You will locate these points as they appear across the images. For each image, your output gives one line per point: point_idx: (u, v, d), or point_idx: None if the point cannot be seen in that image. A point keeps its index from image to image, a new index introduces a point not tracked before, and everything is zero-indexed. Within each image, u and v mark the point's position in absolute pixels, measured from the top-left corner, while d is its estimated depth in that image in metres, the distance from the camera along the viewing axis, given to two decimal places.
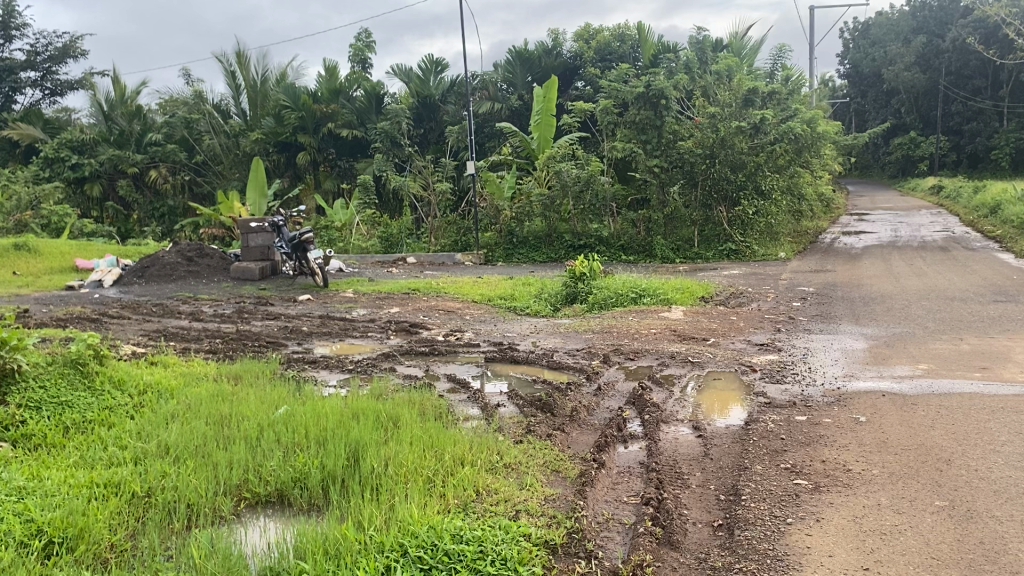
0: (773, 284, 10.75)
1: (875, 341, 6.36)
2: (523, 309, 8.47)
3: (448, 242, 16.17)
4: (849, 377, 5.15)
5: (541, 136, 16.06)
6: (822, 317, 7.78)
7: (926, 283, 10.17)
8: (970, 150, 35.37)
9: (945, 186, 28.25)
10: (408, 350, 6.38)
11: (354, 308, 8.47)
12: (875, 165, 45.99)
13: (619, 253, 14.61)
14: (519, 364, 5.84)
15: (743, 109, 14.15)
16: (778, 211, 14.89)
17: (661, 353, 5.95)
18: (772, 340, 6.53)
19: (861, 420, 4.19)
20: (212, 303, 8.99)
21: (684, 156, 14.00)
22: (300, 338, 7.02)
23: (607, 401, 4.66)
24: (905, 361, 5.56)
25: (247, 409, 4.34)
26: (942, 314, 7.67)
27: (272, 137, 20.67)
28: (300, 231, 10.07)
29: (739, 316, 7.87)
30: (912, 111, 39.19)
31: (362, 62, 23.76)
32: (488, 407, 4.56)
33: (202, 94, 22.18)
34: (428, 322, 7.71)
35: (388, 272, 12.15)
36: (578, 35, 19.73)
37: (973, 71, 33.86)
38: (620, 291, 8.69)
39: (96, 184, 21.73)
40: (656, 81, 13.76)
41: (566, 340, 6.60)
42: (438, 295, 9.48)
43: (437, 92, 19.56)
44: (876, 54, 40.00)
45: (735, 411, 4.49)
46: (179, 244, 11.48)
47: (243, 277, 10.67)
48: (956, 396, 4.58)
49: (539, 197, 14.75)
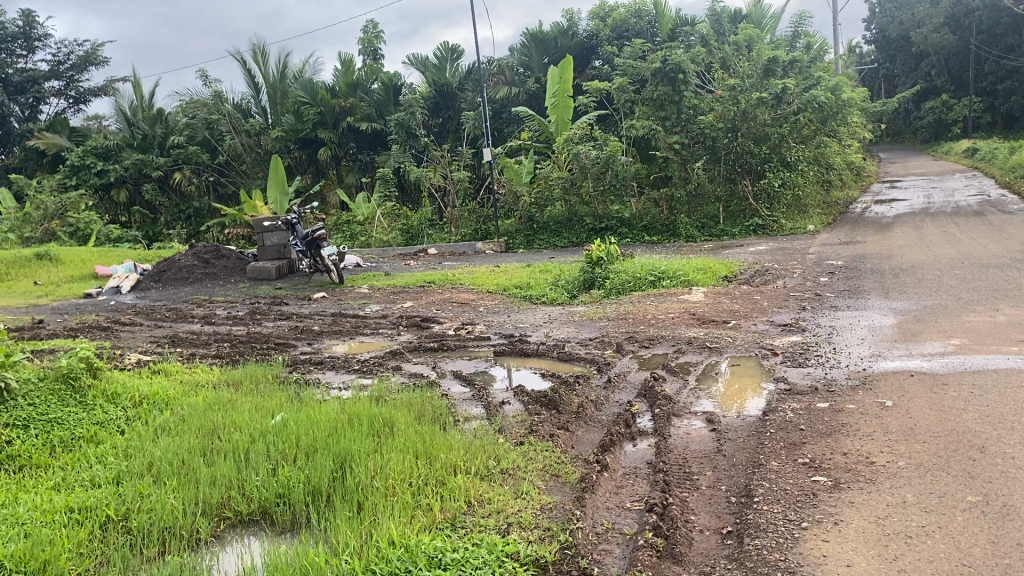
0: (801, 259, 10.41)
1: (904, 316, 6.03)
2: (539, 298, 8.24)
3: (469, 231, 15.99)
4: (876, 357, 4.85)
5: (559, 119, 15.78)
6: (850, 292, 7.47)
7: (961, 250, 9.78)
8: (1005, 110, 34.45)
9: (980, 149, 27.46)
10: (416, 346, 6.18)
11: (367, 305, 8.28)
12: (907, 131, 45.00)
13: (643, 234, 14.29)
14: (529, 357, 5.61)
15: (764, 80, 13.80)
16: (806, 182, 14.43)
17: (677, 340, 5.69)
18: (796, 319, 6.23)
19: (887, 404, 3.91)
20: (226, 305, 8.87)
21: (705, 130, 13.60)
22: (311, 338, 6.85)
23: (617, 395, 4.43)
24: (937, 337, 5.24)
25: (240, 419, 4.16)
26: (977, 283, 7.31)
27: (291, 134, 20.60)
28: (313, 228, 9.88)
29: (763, 295, 7.57)
30: (942, 73, 38.21)
31: (373, 53, 23.63)
32: (492, 407, 4.35)
33: (220, 94, 22.13)
34: (441, 315, 7.51)
35: (406, 265, 11.97)
36: (593, 14, 19.35)
37: (1006, 29, 32.90)
38: (639, 274, 8.43)
39: (122, 189, 21.80)
40: (672, 55, 13.44)
41: (580, 329, 6.36)
42: (454, 287, 9.27)
43: (454, 81, 19.34)
44: (903, 17, 39.01)
45: (753, 401, 4.22)
46: (195, 246, 11.39)
47: (259, 277, 10.53)
48: (993, 374, 4.27)
49: (558, 180, 14.44)
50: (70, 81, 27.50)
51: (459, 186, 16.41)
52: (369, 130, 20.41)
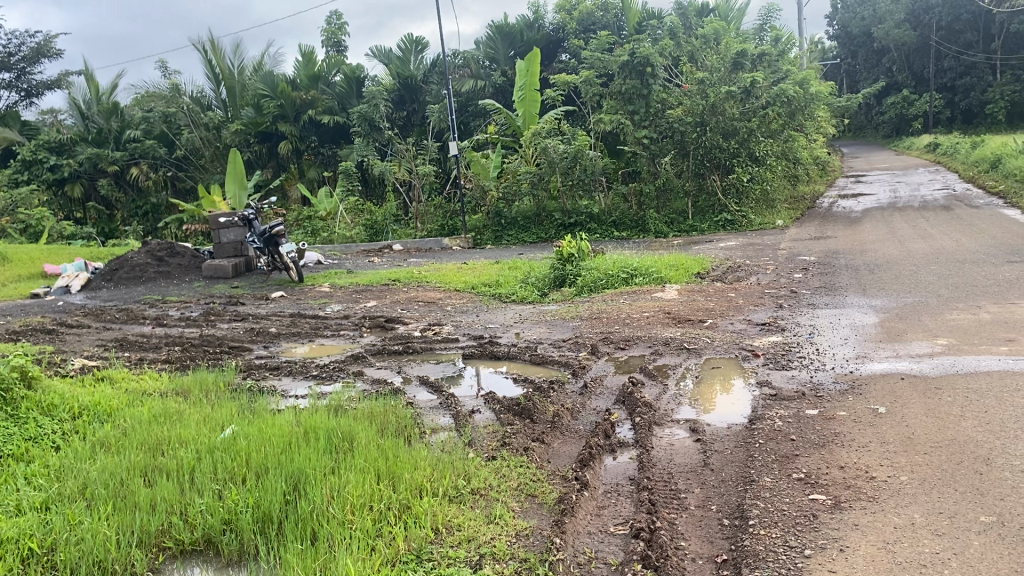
0: (772, 255, 10.24)
1: (886, 315, 5.85)
2: (509, 296, 7.96)
3: (435, 227, 15.68)
4: (863, 359, 4.64)
5: (526, 113, 15.49)
6: (826, 289, 7.28)
7: (933, 245, 9.67)
8: (964, 106, 34.87)
9: (941, 144, 27.67)
10: (380, 349, 5.87)
11: (328, 305, 7.94)
12: (869, 126, 45.41)
13: (611, 229, 14.08)
14: (500, 360, 5.32)
15: (732, 73, 13.63)
16: (774, 177, 14.31)
17: (653, 340, 5.45)
18: (774, 318, 6.02)
19: (881, 411, 3.69)
20: (179, 306, 8.48)
21: (674, 125, 13.43)
22: (267, 341, 6.51)
23: (595, 402, 4.16)
24: (924, 336, 5.04)
25: (186, 433, 3.82)
26: (955, 280, 7.16)
27: (252, 128, 20.11)
28: (270, 224, 9.50)
29: (738, 293, 7.35)
30: (903, 68, 38.55)
31: (336, 45, 23.20)
32: (461, 416, 4.07)
33: (178, 87, 21.53)
34: (406, 315, 7.20)
35: (370, 262, 11.62)
36: (560, 6, 19.13)
37: (965, 25, 33.57)
38: (611, 272, 8.17)
39: (77, 185, 21.12)
40: (640, 48, 13.19)
41: (551, 330, 6.09)
42: (419, 285, 8.95)
43: (419, 74, 19.09)
44: (865, 13, 39.28)
45: (722, 407, 3.98)
46: (149, 243, 10.94)
47: (215, 275, 10.13)
48: (987, 377, 4.08)
49: (526, 175, 14.15)
50: (22, 73, 26.65)
51: (424, 181, 16.04)
52: (332, 124, 20.00)
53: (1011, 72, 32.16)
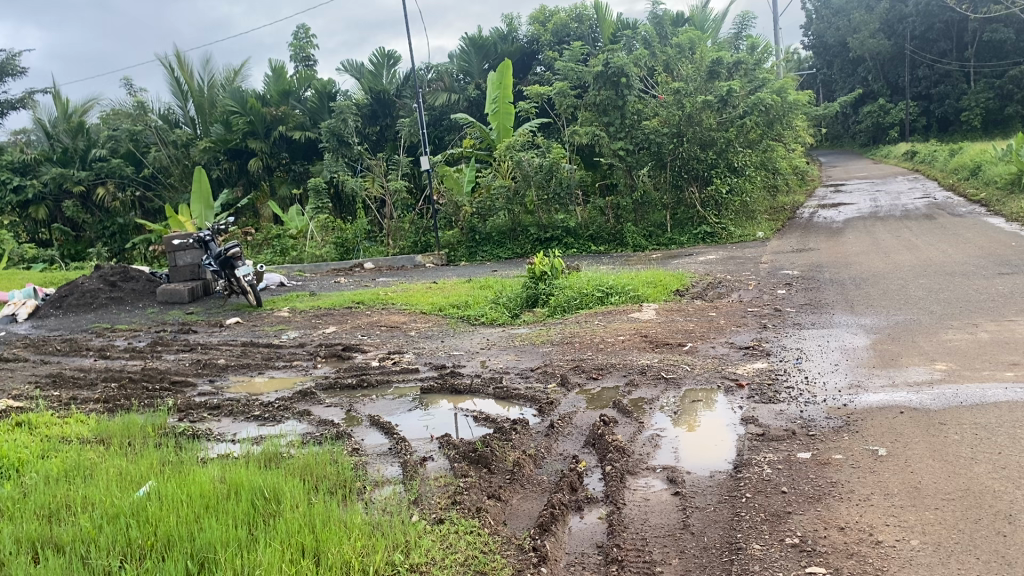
0: (753, 269, 9.87)
1: (877, 335, 5.44)
2: (478, 318, 7.52)
3: (407, 244, 15.16)
4: (857, 389, 4.20)
5: (501, 126, 15.11)
6: (811, 307, 6.90)
7: (919, 257, 9.32)
8: (940, 114, 34.87)
9: (918, 152, 27.57)
10: (332, 383, 5.38)
11: (284, 332, 7.45)
12: (846, 135, 45.48)
13: (589, 245, 13.61)
14: (462, 395, 4.84)
15: (708, 83, 13.37)
16: (754, 188, 14.04)
17: (629, 369, 5.00)
18: (758, 341, 5.61)
19: (882, 454, 3.26)
20: (128, 335, 7.96)
21: (651, 136, 13.01)
22: (214, 375, 6.03)
23: (561, 445, 3.70)
24: (920, 360, 4.63)
25: (93, 495, 3.33)
26: (945, 294, 6.81)
27: (221, 145, 19.56)
28: (227, 246, 9.02)
29: (719, 312, 6.95)
30: (879, 78, 38.62)
31: (305, 60, 22.77)
32: (410, 465, 3.61)
33: (145, 105, 20.97)
34: (366, 342, 6.73)
35: (336, 283, 11.13)
36: (533, 18, 18.82)
37: (939, 34, 33.69)
38: (585, 291, 7.73)
39: (41, 206, 20.48)
40: (615, 58, 12.79)
41: (520, 357, 5.65)
42: (384, 307, 8.49)
43: (391, 88, 18.65)
44: (840, 22, 39.28)
45: (705, 427, 3.85)
46: (102, 268, 10.39)
47: (171, 300, 9.61)
48: (995, 409, 3.67)
49: (501, 189, 13.74)
50: None
51: (396, 196, 15.56)
52: (304, 140, 19.59)
53: (985, 80, 32.22)
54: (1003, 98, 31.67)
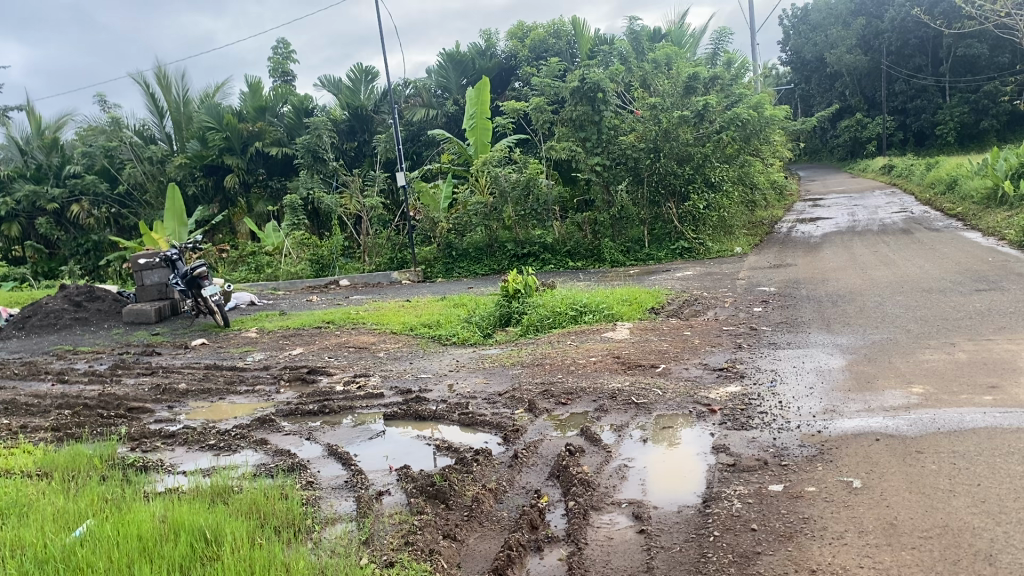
0: (731, 285, 9.77)
1: (854, 356, 5.32)
2: (449, 338, 7.35)
3: (384, 261, 14.98)
4: (832, 415, 4.06)
5: (478, 141, 14.97)
6: (788, 325, 6.77)
7: (896, 273, 9.25)
8: (916, 128, 35.14)
9: (895, 166, 27.71)
10: (293, 410, 5.18)
11: (249, 354, 7.25)
12: (824, 149, 45.78)
13: (566, 260, 13.43)
14: (426, 422, 4.66)
15: (685, 98, 13.31)
16: (731, 203, 14.01)
17: (599, 393, 4.81)
18: (733, 362, 5.47)
19: (856, 486, 3.13)
20: (90, 358, 7.72)
21: (627, 151, 12.95)
22: (173, 401, 5.81)
23: (524, 477, 3.54)
24: (897, 383, 4.50)
25: (25, 537, 3.11)
26: (923, 311, 6.71)
27: (196, 161, 19.30)
28: (193, 265, 8.82)
29: (694, 331, 6.81)
30: (856, 92, 38.87)
31: (283, 75, 22.61)
32: (365, 500, 3.44)
33: (119, 120, 20.69)
34: (332, 364, 6.54)
35: (308, 302, 10.94)
36: (512, 34, 18.80)
37: (914, 50, 34.02)
38: (559, 309, 7.57)
39: (13, 223, 20.14)
40: (591, 73, 12.68)
41: (488, 380, 5.47)
42: (354, 327, 8.31)
43: (369, 103, 18.48)
44: (817, 39, 39.55)
45: (683, 454, 3.70)
46: (68, 288, 10.15)
47: (137, 320, 9.39)
48: (972, 436, 3.54)
49: (477, 206, 13.65)
50: None
51: (371, 212, 15.35)
52: (281, 156, 19.42)
53: (961, 94, 32.52)
54: (978, 112, 31.95)
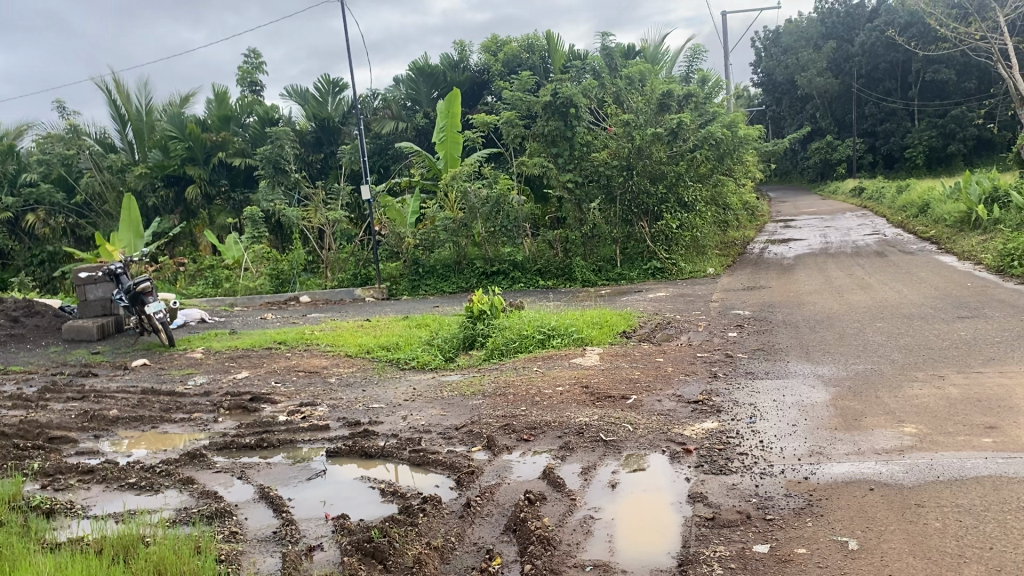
0: (703, 308, 9.44)
1: (838, 389, 4.95)
2: (408, 362, 6.91)
3: (347, 276, 14.35)
4: (819, 458, 3.67)
5: (448, 156, 14.53)
6: (765, 352, 6.42)
7: (874, 297, 8.97)
8: (885, 151, 35.32)
9: (866, 189, 27.71)
10: (229, 444, 4.71)
11: (191, 377, 6.77)
12: (794, 171, 46.03)
13: (536, 279, 13.00)
14: (374, 460, 4.22)
15: (658, 116, 13.06)
16: (703, 223, 13.72)
17: (564, 429, 4.37)
18: (708, 393, 5.08)
19: (853, 548, 2.74)
20: (21, 379, 7.17)
21: (600, 168, 12.61)
22: (101, 430, 5.31)
23: (477, 532, 3.12)
24: (886, 422, 4.14)
25: None
26: (905, 340, 6.39)
27: (157, 170, 18.63)
28: (136, 280, 8.33)
29: (666, 357, 6.43)
30: (826, 115, 39.00)
31: (253, 86, 22.07)
32: (290, 557, 2.99)
33: (79, 128, 20.03)
34: (279, 392, 6.06)
35: (263, 319, 10.41)
36: (485, 47, 18.43)
37: (883, 74, 34.21)
38: (525, 333, 7.13)
39: None
40: (563, 88, 12.27)
41: (445, 412, 5.02)
42: (307, 349, 7.82)
43: (337, 116, 18.03)
44: (788, 60, 39.75)
45: (657, 503, 3.30)
46: (7, 302, 9.58)
47: (78, 338, 8.84)
48: (978, 487, 3.17)
49: (445, 222, 13.16)
50: None
51: (334, 226, 14.61)
52: (245, 167, 18.89)
53: (929, 119, 32.76)
54: (945, 136, 32.17)
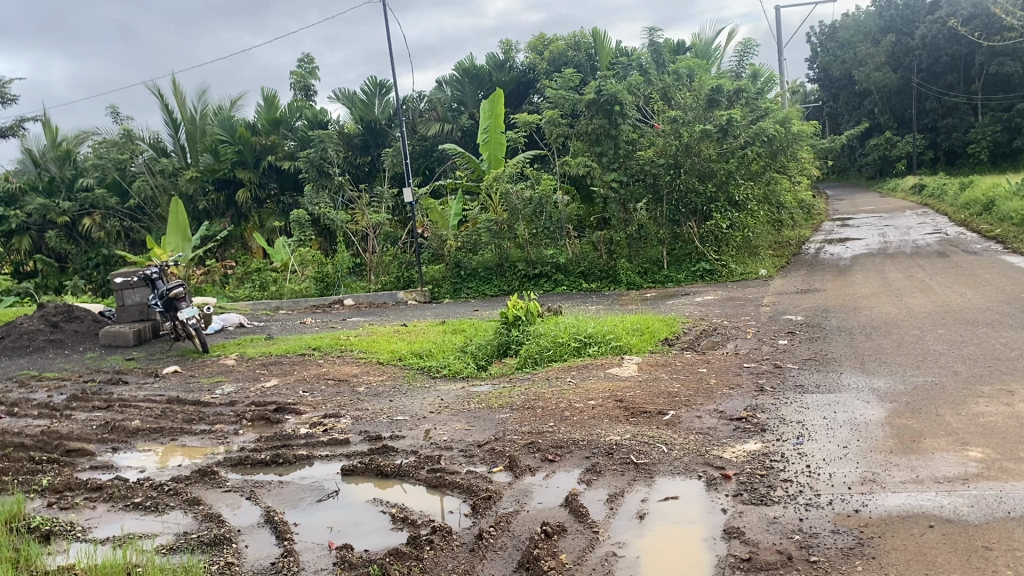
0: (754, 313, 9.02)
1: (895, 406, 4.54)
2: (440, 370, 6.66)
3: (390, 279, 14.19)
4: (872, 488, 3.31)
5: (491, 156, 14.28)
6: (818, 362, 6.02)
7: (936, 301, 8.47)
8: (948, 146, 34.15)
9: (927, 186, 26.75)
10: (243, 460, 4.50)
11: (219, 386, 6.60)
12: (852, 168, 44.81)
13: (580, 281, 12.68)
14: (389, 480, 3.97)
15: (707, 111, 12.55)
16: (755, 223, 13.19)
17: (594, 448, 4.07)
18: (753, 409, 4.73)
19: None
20: (54, 387, 7.08)
21: (645, 167, 12.21)
22: (121, 443, 5.15)
23: (487, 569, 2.84)
24: (949, 446, 3.75)
25: None
26: (970, 349, 5.95)
27: (207, 173, 18.73)
28: (169, 285, 8.25)
29: (711, 368, 6.07)
30: (885, 110, 37.84)
31: (305, 89, 22.11)
32: None
33: (132, 133, 20.25)
34: (304, 402, 5.85)
35: (301, 324, 10.25)
36: (531, 46, 18.12)
37: (945, 67, 33.07)
38: (561, 340, 6.83)
39: (23, 236, 19.53)
40: (608, 85, 11.96)
41: (471, 427, 4.75)
42: (340, 356, 7.62)
43: (383, 117, 17.92)
44: (845, 55, 38.69)
45: (688, 539, 2.97)
46: (48, 307, 9.58)
47: (114, 344, 8.80)
48: None
49: (487, 223, 12.92)
50: None
51: (378, 228, 14.40)
52: (292, 170, 18.89)
53: (993, 113, 31.62)
54: (1011, 131, 31.01)
